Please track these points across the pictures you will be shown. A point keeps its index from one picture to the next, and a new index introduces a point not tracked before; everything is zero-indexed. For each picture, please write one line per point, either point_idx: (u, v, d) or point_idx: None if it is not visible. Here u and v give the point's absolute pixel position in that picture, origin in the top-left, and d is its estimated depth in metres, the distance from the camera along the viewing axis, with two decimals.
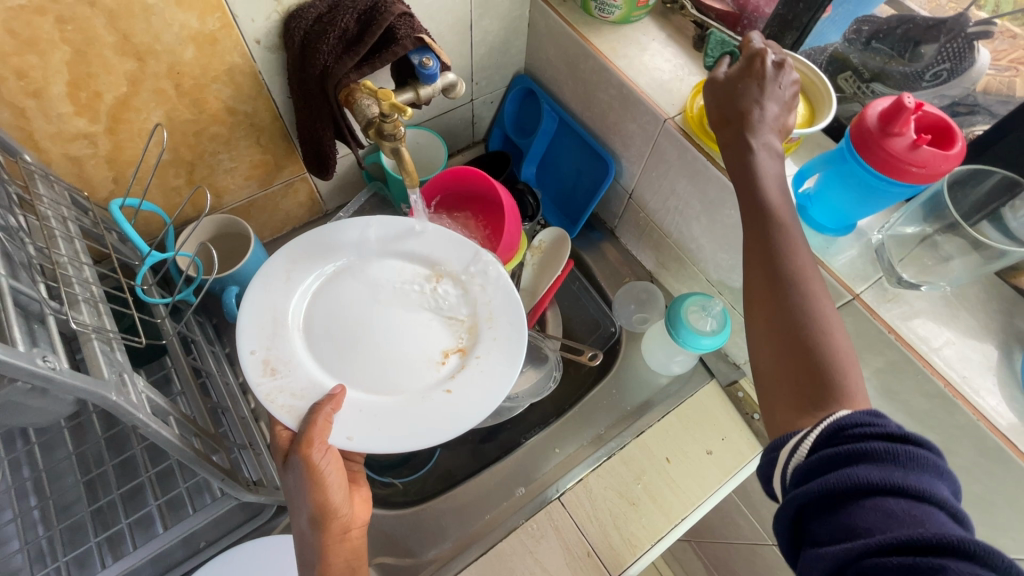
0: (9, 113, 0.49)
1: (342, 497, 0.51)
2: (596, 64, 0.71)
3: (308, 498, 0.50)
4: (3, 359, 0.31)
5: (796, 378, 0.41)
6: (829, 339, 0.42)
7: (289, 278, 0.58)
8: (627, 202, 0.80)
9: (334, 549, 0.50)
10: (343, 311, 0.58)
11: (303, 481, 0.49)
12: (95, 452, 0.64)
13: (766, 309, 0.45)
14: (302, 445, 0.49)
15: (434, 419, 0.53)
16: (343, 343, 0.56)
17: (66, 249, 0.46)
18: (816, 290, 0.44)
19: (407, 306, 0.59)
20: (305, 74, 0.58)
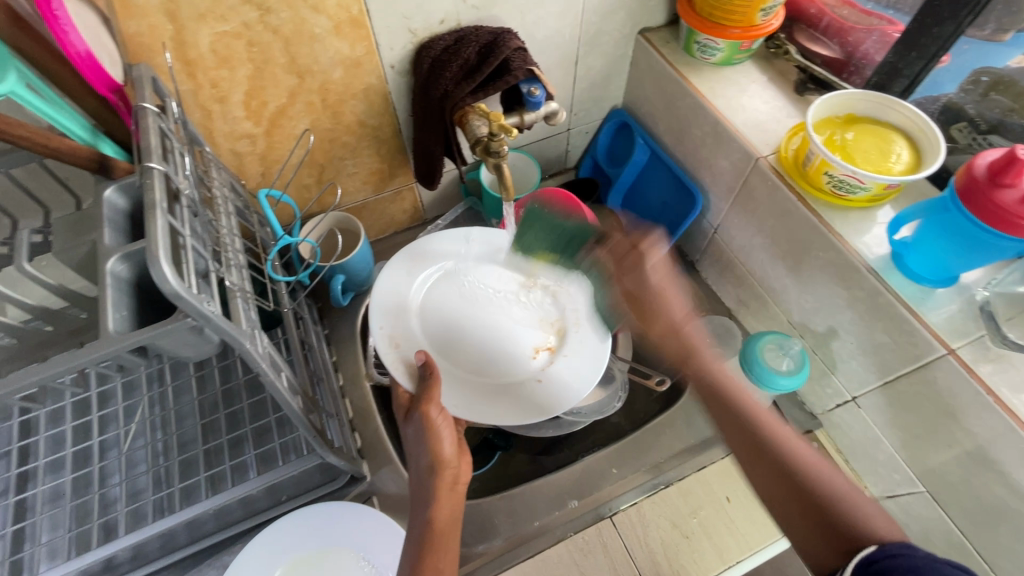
0: (200, 114, 0.61)
1: (453, 447, 0.56)
2: (692, 102, 0.74)
3: (427, 443, 0.56)
4: (183, 297, 0.40)
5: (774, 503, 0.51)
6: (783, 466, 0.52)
7: (411, 274, 0.71)
8: (712, 236, 0.81)
9: (443, 491, 0.53)
10: (452, 305, 0.69)
11: (422, 430, 0.57)
12: (212, 401, 0.75)
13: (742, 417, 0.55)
14: (425, 399, 0.58)
15: (527, 400, 0.63)
16: (450, 330, 0.67)
17: (226, 222, 0.56)
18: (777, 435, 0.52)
19: (503, 307, 0.70)
20: (427, 95, 0.67)
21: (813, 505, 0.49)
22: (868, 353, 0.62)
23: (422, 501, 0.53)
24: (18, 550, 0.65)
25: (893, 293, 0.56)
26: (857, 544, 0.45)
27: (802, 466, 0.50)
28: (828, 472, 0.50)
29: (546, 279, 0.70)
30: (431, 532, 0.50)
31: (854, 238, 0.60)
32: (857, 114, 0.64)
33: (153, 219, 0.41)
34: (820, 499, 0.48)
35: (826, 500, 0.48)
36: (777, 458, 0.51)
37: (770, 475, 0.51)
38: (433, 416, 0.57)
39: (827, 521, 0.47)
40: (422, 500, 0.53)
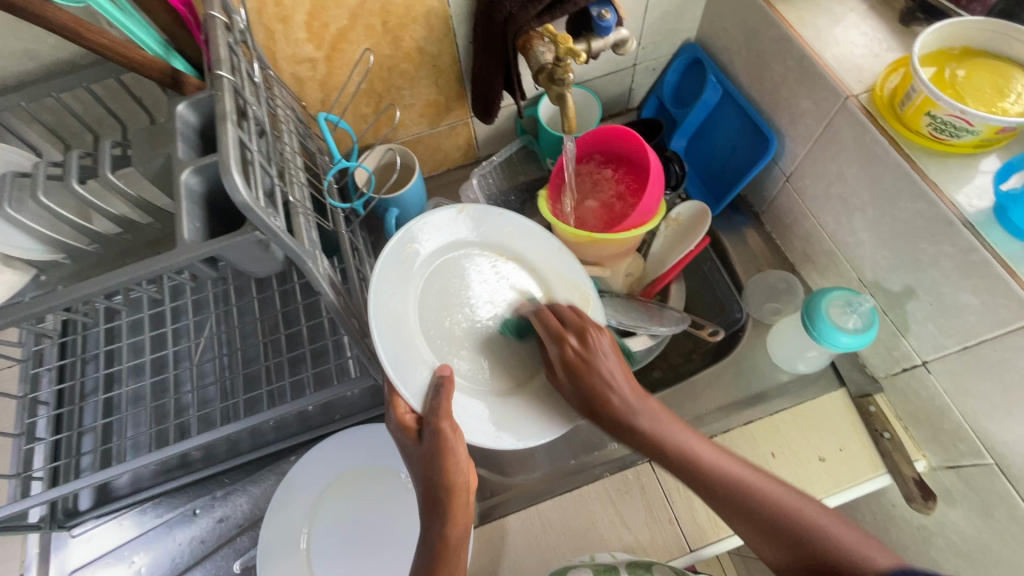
0: (264, 34, 0.61)
1: (467, 468, 0.52)
2: (777, 34, 0.67)
3: (439, 466, 0.51)
4: (250, 207, 0.41)
5: (793, 545, 0.50)
6: (771, 498, 0.52)
7: (409, 261, 0.62)
8: (783, 185, 0.76)
9: (457, 507, 0.51)
10: (422, 295, 0.63)
11: (432, 449, 0.52)
12: (272, 322, 0.79)
13: (742, 519, 0.52)
14: (437, 414, 0.53)
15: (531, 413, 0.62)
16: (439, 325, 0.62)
17: (290, 144, 0.57)
18: (779, 497, 0.52)
19: (464, 290, 0.65)
20: (490, 19, 0.63)
21: (818, 564, 0.48)
22: (948, 316, 0.57)
23: (435, 512, 0.51)
24: (108, 441, 0.73)
25: (990, 250, 0.51)
26: (854, 570, 0.47)
27: (785, 519, 0.51)
28: (778, 493, 0.52)
29: (528, 256, 0.68)
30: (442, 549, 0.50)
31: (950, 189, 0.54)
32: (973, 48, 0.57)
33: (225, 130, 0.41)
34: (818, 548, 0.49)
35: (823, 551, 0.49)
36: (756, 515, 0.51)
37: (735, 517, 0.52)
38: (451, 440, 0.52)
39: (809, 548, 0.49)
40: (438, 512, 0.51)
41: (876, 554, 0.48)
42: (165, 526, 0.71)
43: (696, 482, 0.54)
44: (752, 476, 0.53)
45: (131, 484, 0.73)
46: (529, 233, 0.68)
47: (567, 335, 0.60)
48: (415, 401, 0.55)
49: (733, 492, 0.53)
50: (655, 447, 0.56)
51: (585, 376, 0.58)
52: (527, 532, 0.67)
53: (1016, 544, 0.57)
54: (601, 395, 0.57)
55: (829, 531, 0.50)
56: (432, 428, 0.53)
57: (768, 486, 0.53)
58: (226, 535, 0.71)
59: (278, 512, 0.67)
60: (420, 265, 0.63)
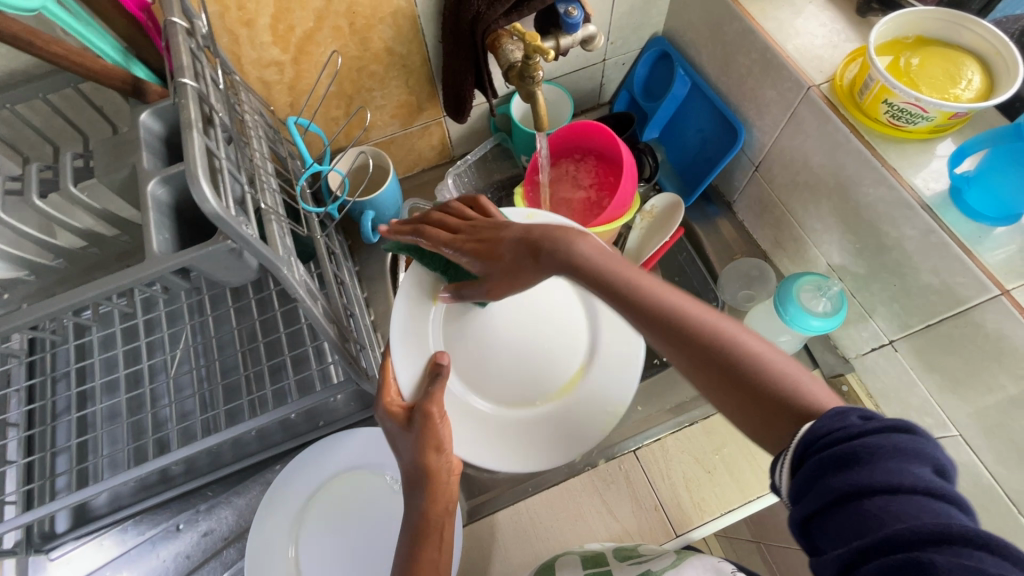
0: (228, 39, 0.60)
1: (450, 451, 0.51)
2: (740, 26, 0.69)
3: (429, 446, 0.50)
4: (222, 218, 0.40)
5: (767, 418, 0.35)
6: (753, 356, 0.37)
7: None
8: (752, 174, 0.78)
9: (442, 489, 0.49)
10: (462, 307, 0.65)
11: (422, 430, 0.51)
12: (249, 330, 0.77)
13: (706, 377, 0.38)
14: (429, 398, 0.52)
15: (544, 423, 0.62)
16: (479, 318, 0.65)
17: (259, 148, 0.56)
18: (752, 346, 0.37)
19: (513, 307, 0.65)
20: (458, 18, 0.63)
21: (729, 381, 0.37)
22: (912, 295, 0.60)
23: (419, 489, 0.49)
24: (84, 460, 0.71)
25: (948, 231, 0.53)
26: (815, 419, 0.33)
27: (743, 352, 0.37)
28: (753, 340, 0.38)
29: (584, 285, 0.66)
30: (422, 524, 0.48)
31: (909, 173, 0.56)
32: (926, 37, 0.59)
33: (190, 138, 0.40)
34: (814, 414, 0.34)
35: (729, 362, 0.37)
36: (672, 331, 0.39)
37: (707, 374, 0.38)
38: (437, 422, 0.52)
39: (737, 378, 0.36)
40: (420, 487, 0.49)
41: (839, 406, 0.34)
42: (148, 543, 0.70)
43: (670, 338, 0.39)
44: (703, 311, 0.40)
45: (110, 503, 0.71)
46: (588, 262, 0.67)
47: (464, 209, 0.58)
48: (403, 384, 0.57)
49: (694, 330, 0.39)
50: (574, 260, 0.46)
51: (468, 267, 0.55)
52: (515, 527, 0.68)
53: (982, 510, 0.60)
54: (493, 251, 0.52)
55: (799, 388, 0.35)
56: (422, 411, 0.52)
57: (735, 332, 0.38)
58: (212, 548, 0.70)
59: (264, 523, 0.66)
60: None
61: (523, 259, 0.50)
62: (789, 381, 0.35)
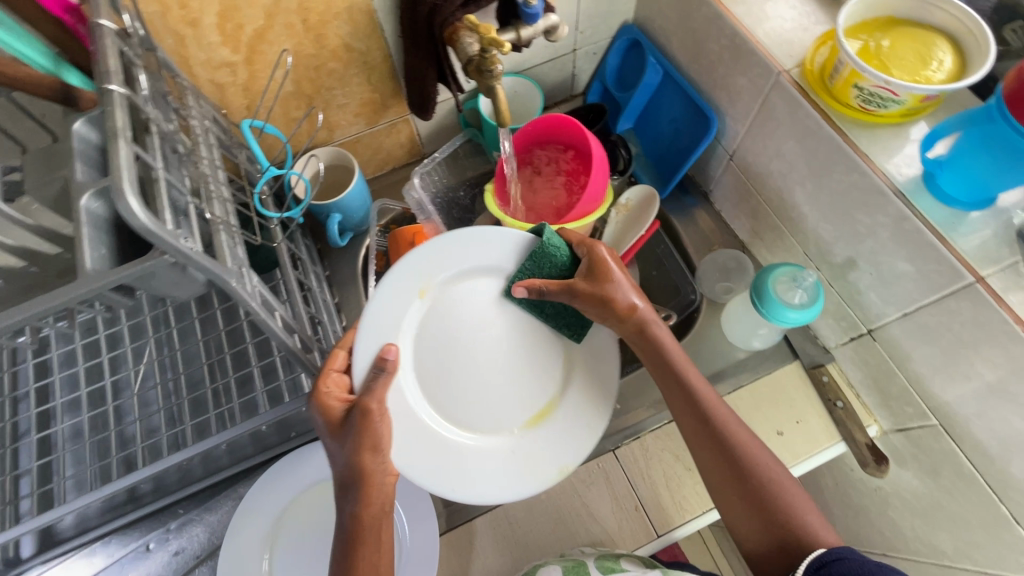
0: (173, 40, 0.57)
1: (384, 457, 0.54)
2: (709, 11, 0.67)
3: (363, 447, 0.52)
4: (155, 232, 0.38)
5: (776, 522, 0.53)
6: (780, 486, 0.55)
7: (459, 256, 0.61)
8: (728, 163, 0.76)
9: (374, 494, 0.53)
10: (445, 313, 0.61)
11: (358, 428, 0.52)
12: (216, 341, 0.75)
13: (727, 479, 0.56)
14: (371, 395, 0.52)
15: (496, 453, 0.61)
16: (448, 331, 0.61)
17: (207, 155, 0.54)
18: (790, 491, 0.54)
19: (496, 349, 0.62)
20: (415, 11, 0.60)
21: (768, 508, 0.54)
22: (888, 284, 0.58)
23: (351, 492, 0.53)
24: (47, 482, 0.69)
25: (921, 218, 0.52)
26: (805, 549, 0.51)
27: (764, 480, 0.55)
28: (761, 453, 0.56)
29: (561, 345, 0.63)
30: (351, 524, 0.52)
31: (882, 159, 0.55)
32: (897, 17, 0.57)
33: (117, 149, 0.38)
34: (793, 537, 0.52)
35: (758, 478, 0.55)
36: (728, 441, 0.57)
37: (724, 469, 0.56)
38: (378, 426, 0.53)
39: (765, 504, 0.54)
40: (357, 492, 0.53)
41: (814, 520, 0.53)
42: (117, 566, 0.68)
43: (717, 446, 0.57)
44: (762, 454, 0.56)
45: (77, 525, 0.69)
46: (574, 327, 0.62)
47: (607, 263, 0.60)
48: (357, 369, 0.56)
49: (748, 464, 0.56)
50: (652, 347, 0.61)
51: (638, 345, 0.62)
52: (494, 533, 0.66)
53: (964, 499, 0.59)
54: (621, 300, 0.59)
55: (803, 519, 0.53)
56: (361, 411, 0.52)
57: (771, 468, 0.56)
58: (184, 567, 0.68)
59: (235, 541, 0.64)
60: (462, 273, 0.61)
61: (633, 322, 0.60)
62: (790, 514, 0.53)
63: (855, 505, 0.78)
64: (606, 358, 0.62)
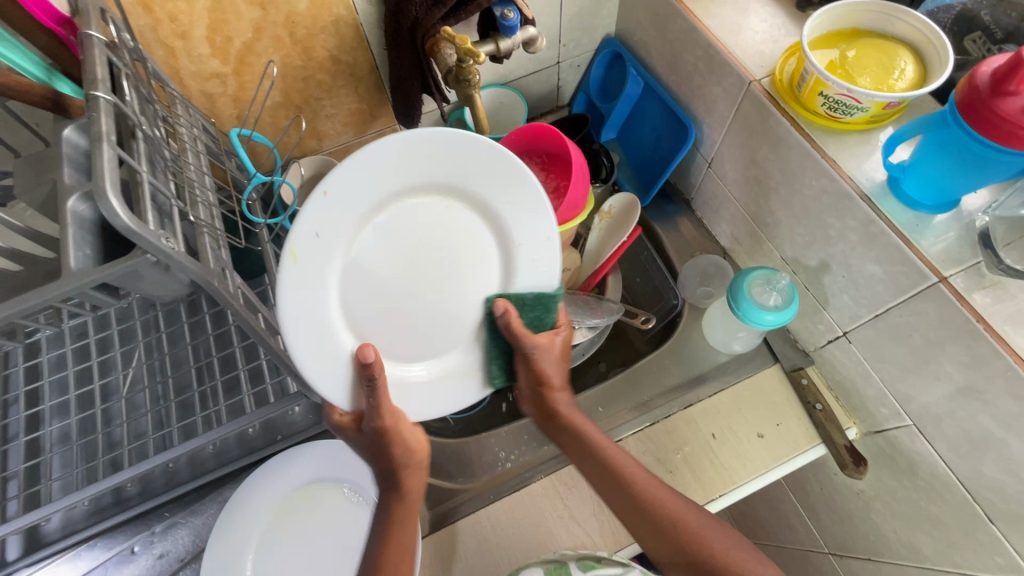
0: (164, 52, 0.60)
1: (413, 448, 0.56)
2: (684, 24, 0.69)
3: (390, 454, 0.55)
4: (136, 232, 0.40)
5: None
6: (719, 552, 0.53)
7: (314, 241, 0.50)
8: (707, 171, 0.78)
9: (412, 480, 0.57)
10: (369, 293, 0.55)
11: (380, 440, 0.55)
12: (205, 346, 0.76)
13: (647, 526, 0.55)
14: (377, 411, 0.53)
15: (435, 322, 0.59)
16: (379, 264, 0.56)
17: (194, 161, 0.56)
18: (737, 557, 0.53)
19: (413, 222, 0.57)
20: (398, 24, 0.63)
21: (698, 565, 0.53)
22: (859, 286, 0.59)
23: (392, 486, 0.56)
24: (34, 484, 0.69)
25: (886, 222, 0.53)
26: None
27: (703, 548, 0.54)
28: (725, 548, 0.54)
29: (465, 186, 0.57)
30: (401, 520, 0.56)
31: (850, 164, 0.56)
32: (861, 29, 0.59)
33: (101, 152, 0.40)
34: None
35: (698, 552, 0.53)
36: (663, 527, 0.55)
37: (653, 535, 0.55)
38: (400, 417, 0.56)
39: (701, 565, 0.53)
40: (394, 488, 0.56)
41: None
42: (101, 569, 0.68)
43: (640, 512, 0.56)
44: (679, 508, 0.56)
45: (63, 527, 0.69)
46: (467, 160, 0.55)
47: (550, 335, 0.61)
48: (341, 399, 0.54)
49: (683, 539, 0.54)
50: (582, 441, 0.60)
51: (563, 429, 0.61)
52: (476, 535, 0.67)
53: (940, 499, 0.60)
54: (545, 374, 0.60)
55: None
56: (376, 426, 0.54)
57: (697, 526, 0.55)
58: (169, 569, 0.69)
59: (218, 543, 0.64)
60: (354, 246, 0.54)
61: (561, 350, 0.62)
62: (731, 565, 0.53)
63: (839, 509, 0.78)
64: (524, 168, 0.55)
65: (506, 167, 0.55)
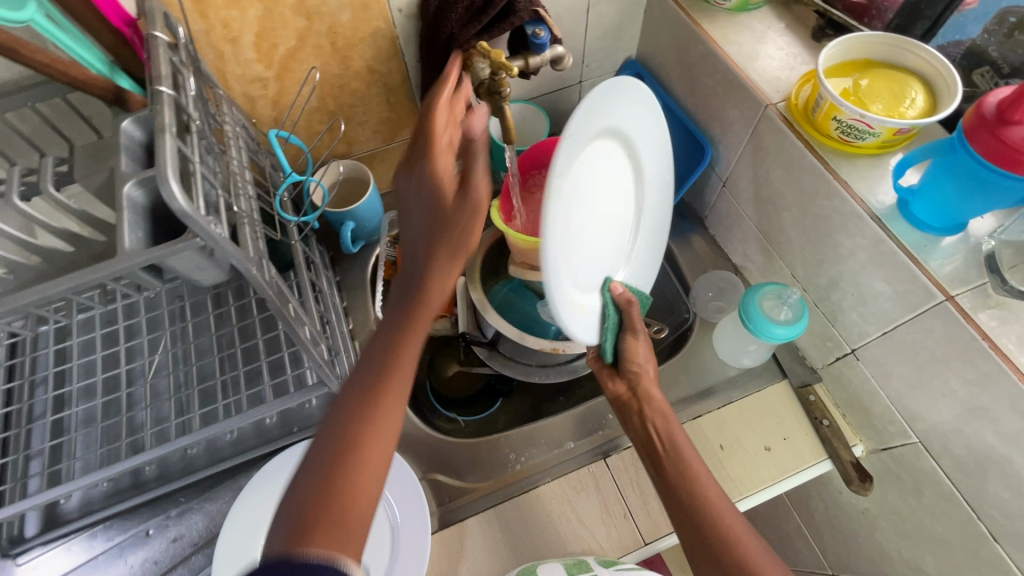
0: (213, 55, 0.63)
1: (453, 272, 0.46)
2: (704, 49, 0.72)
3: (438, 261, 0.45)
4: (190, 216, 0.42)
5: None
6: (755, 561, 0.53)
7: (568, 187, 0.48)
8: (721, 190, 0.80)
9: (433, 305, 0.46)
10: (585, 235, 0.54)
11: (445, 240, 0.46)
12: (229, 337, 0.79)
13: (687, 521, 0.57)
14: (434, 270, 0.45)
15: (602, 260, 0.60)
16: (580, 207, 0.52)
17: (237, 157, 0.59)
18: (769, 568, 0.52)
19: (595, 166, 0.53)
20: (433, 38, 0.66)
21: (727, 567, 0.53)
22: (868, 304, 0.61)
23: (410, 295, 0.46)
24: (57, 463, 0.71)
25: (895, 241, 0.55)
26: None
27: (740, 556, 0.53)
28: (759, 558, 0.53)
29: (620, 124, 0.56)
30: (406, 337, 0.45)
31: (861, 187, 0.59)
32: (874, 60, 0.62)
33: (163, 141, 0.43)
34: None
35: (737, 555, 0.54)
36: (706, 523, 0.56)
37: (692, 534, 0.56)
38: (457, 231, 0.46)
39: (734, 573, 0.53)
40: (416, 292, 0.45)
41: None
42: (116, 550, 0.69)
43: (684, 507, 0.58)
44: (729, 514, 0.56)
45: (80, 507, 0.71)
46: (623, 97, 0.54)
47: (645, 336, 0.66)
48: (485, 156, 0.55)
49: (727, 542, 0.54)
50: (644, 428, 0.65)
51: (635, 415, 0.66)
52: (485, 533, 0.68)
53: (945, 517, 0.61)
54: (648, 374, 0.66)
55: None
56: (438, 283, 0.45)
57: (741, 534, 0.55)
58: (181, 553, 0.70)
59: (232, 529, 0.66)
60: (572, 196, 0.50)
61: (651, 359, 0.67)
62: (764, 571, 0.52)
63: (843, 528, 0.78)
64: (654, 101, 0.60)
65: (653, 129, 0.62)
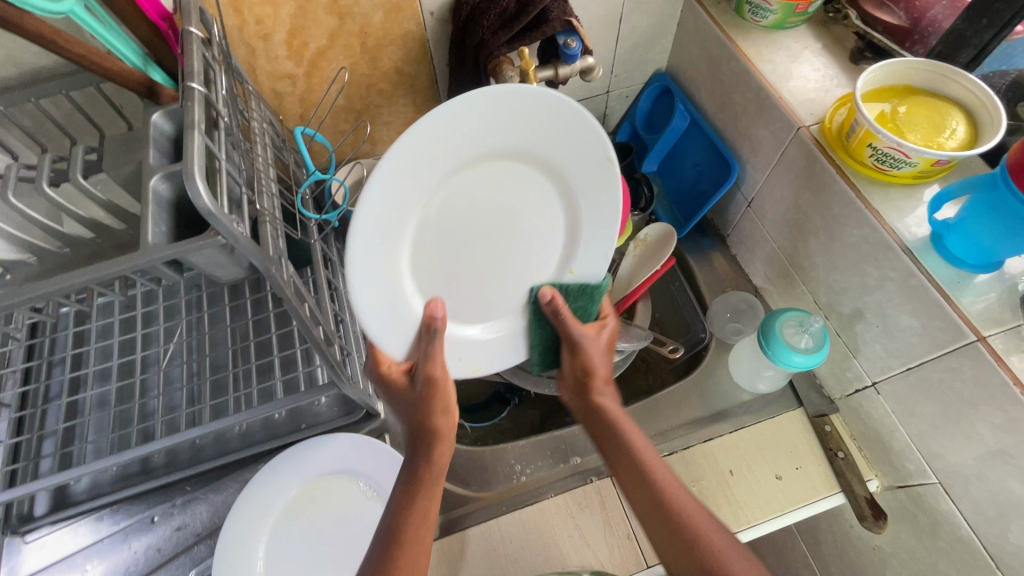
0: (245, 51, 0.64)
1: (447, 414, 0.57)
2: (737, 66, 0.71)
3: (432, 409, 0.55)
4: (215, 214, 0.42)
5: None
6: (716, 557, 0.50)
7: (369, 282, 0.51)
8: (745, 210, 0.79)
9: (438, 450, 0.57)
10: (450, 287, 0.57)
11: (423, 395, 0.55)
12: (243, 329, 0.79)
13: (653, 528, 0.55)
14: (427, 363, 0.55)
15: (532, 257, 0.60)
16: (443, 261, 0.56)
17: (263, 153, 0.59)
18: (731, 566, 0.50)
19: (437, 220, 0.54)
20: (464, 44, 0.66)
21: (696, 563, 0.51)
22: (893, 337, 0.60)
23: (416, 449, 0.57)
24: (69, 444, 0.72)
25: (926, 275, 0.54)
26: None
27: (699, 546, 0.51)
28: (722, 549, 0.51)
29: (466, 153, 0.52)
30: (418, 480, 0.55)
31: (893, 217, 0.57)
32: (912, 86, 0.61)
33: (192, 138, 0.43)
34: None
35: (697, 543, 0.51)
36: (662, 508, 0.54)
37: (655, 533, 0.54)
38: (444, 395, 0.55)
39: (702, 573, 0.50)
40: (422, 453, 0.56)
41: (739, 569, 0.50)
42: (121, 534, 0.70)
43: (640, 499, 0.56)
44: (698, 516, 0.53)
45: (90, 489, 0.72)
46: (451, 129, 0.50)
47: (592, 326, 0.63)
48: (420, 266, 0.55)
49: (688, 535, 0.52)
50: (620, 438, 0.59)
51: (595, 417, 0.62)
52: (486, 544, 0.67)
53: (960, 563, 0.59)
54: (589, 366, 0.61)
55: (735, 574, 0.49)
56: (427, 375, 0.55)
57: (712, 533, 0.52)
58: (184, 542, 0.71)
59: (236, 524, 0.66)
60: (383, 274, 0.52)
61: (603, 373, 0.62)
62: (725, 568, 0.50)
63: (851, 562, 0.76)
64: (502, 95, 0.49)
65: (434, 131, 0.49)
